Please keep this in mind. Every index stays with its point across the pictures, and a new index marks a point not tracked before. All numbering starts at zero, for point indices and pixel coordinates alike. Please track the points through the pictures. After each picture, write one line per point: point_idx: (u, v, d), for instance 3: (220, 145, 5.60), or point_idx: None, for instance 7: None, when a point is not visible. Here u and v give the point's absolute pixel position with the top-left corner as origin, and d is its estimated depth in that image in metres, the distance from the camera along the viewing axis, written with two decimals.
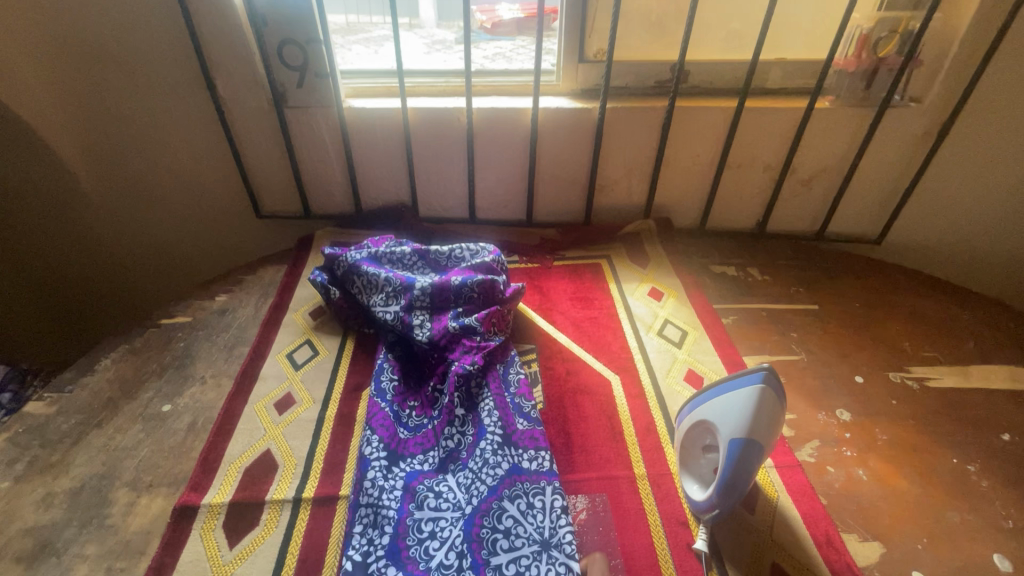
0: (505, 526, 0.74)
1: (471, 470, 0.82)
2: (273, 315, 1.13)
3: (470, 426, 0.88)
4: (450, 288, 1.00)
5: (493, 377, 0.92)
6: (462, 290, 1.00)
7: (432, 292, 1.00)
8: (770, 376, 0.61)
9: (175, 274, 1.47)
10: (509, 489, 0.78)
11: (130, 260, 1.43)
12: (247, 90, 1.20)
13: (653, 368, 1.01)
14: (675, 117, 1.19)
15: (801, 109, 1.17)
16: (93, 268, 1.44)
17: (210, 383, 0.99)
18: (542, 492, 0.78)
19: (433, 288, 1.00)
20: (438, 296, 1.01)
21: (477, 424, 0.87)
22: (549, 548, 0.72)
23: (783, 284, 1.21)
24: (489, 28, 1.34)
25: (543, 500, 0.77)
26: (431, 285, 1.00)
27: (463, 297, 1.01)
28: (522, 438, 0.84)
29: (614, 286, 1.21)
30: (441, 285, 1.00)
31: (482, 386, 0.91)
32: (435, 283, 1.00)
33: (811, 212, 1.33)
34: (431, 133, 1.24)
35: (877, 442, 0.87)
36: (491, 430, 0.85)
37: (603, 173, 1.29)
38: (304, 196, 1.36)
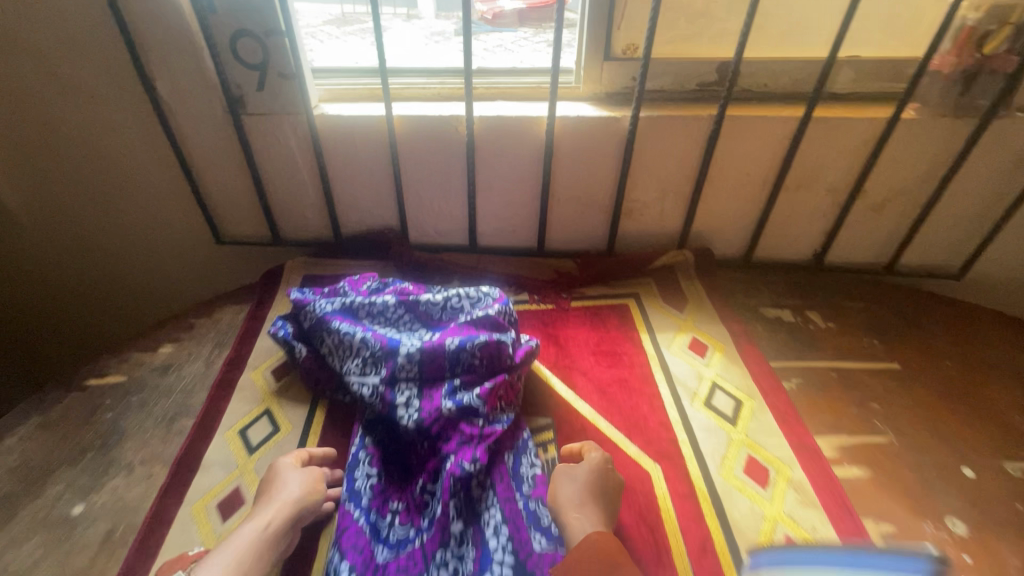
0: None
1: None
2: (227, 375, 0.92)
3: (470, 547, 0.66)
4: (444, 354, 0.79)
5: (499, 475, 0.71)
6: (460, 358, 0.79)
7: (421, 360, 0.78)
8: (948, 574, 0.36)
9: (134, 304, 1.26)
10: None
11: (82, 290, 1.22)
12: (196, 93, 0.97)
13: (703, 454, 0.79)
14: (724, 128, 0.97)
15: (881, 120, 0.94)
16: (28, 302, 1.22)
17: (139, 473, 0.78)
18: None
19: (422, 355, 0.79)
20: (428, 365, 0.79)
21: (480, 544, 0.66)
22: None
23: (852, 334, 0.99)
24: (489, 20, 1.14)
25: None
26: (419, 351, 0.79)
27: (461, 366, 0.79)
28: (537, 567, 0.63)
29: (646, 336, 0.99)
30: (432, 351, 0.79)
31: (485, 488, 0.70)
32: (425, 348, 0.79)
33: (879, 242, 1.10)
34: (423, 146, 1.02)
35: (1009, 570, 0.66)
36: (498, 558, 0.63)
37: (632, 195, 1.07)
38: (273, 219, 1.14)
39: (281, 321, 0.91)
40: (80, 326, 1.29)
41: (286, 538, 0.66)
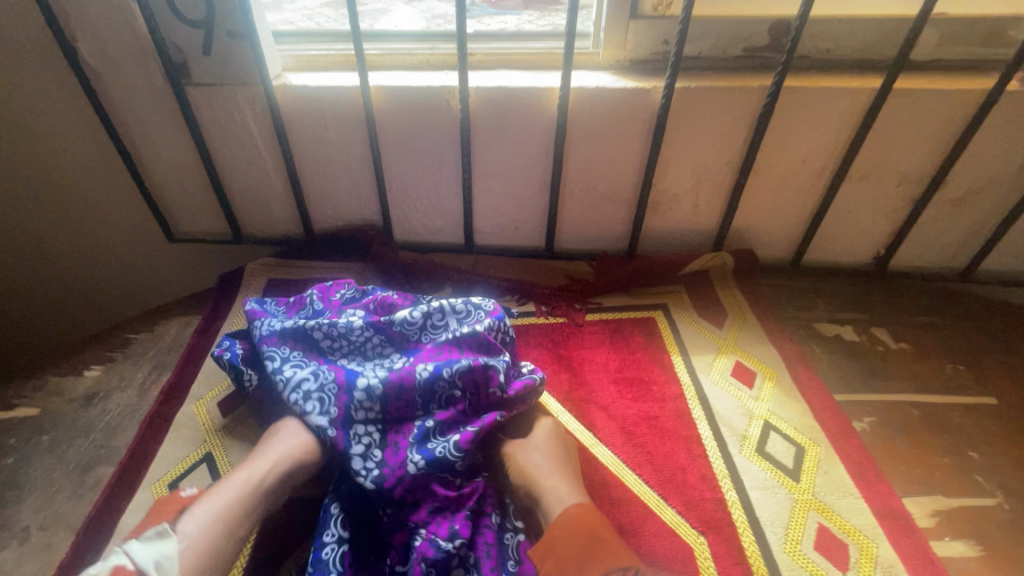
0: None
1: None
2: (162, 408, 0.74)
3: None
4: (414, 388, 0.62)
5: (485, 549, 0.56)
6: (434, 392, 0.62)
7: (383, 397, 0.62)
8: None
9: (73, 313, 1.08)
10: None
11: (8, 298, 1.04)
12: (126, 58, 0.79)
13: (760, 523, 0.61)
14: (779, 103, 0.78)
15: (979, 93, 0.75)
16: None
17: (36, 543, 0.61)
18: None
19: (386, 390, 0.62)
20: (394, 402, 0.62)
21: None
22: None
23: (930, 358, 0.81)
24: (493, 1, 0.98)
25: None
26: (382, 386, 0.61)
27: (437, 402, 0.63)
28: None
29: (679, 359, 0.81)
30: (399, 385, 0.62)
31: (470, 569, 0.55)
32: (389, 381, 0.62)
33: (957, 244, 0.92)
34: (407, 125, 0.84)
35: None
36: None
37: (660, 186, 0.88)
38: (230, 213, 0.96)
39: (228, 336, 0.74)
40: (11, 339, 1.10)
41: (274, 497, 0.57)
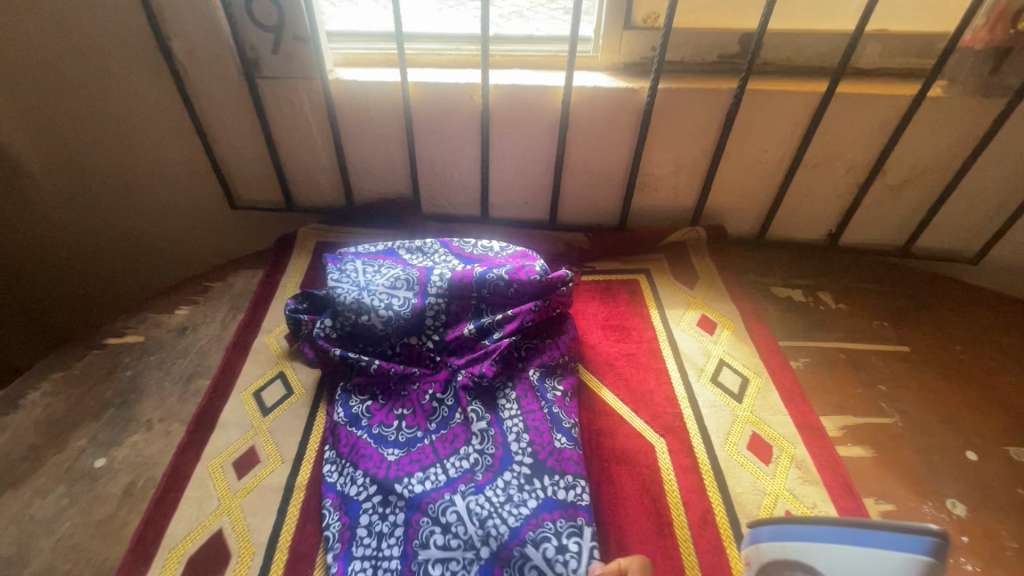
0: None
1: (488, 500, 0.69)
2: (241, 339, 0.93)
3: (490, 445, 0.75)
4: (472, 279, 0.86)
5: (524, 389, 0.81)
6: (487, 284, 0.87)
7: (451, 283, 0.86)
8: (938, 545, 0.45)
9: (152, 268, 1.29)
10: (533, 532, 0.65)
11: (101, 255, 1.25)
12: (210, 55, 0.96)
13: (708, 429, 0.80)
14: (744, 102, 0.95)
15: (907, 97, 0.92)
16: (47, 259, 1.24)
17: (158, 431, 0.80)
18: (579, 534, 0.65)
19: (453, 278, 0.87)
20: (457, 290, 0.87)
21: (501, 445, 0.75)
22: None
23: (862, 316, 0.99)
24: None
25: (579, 544, 0.64)
26: (450, 275, 0.87)
27: (488, 289, 0.87)
28: (556, 462, 0.72)
29: (657, 313, 0.99)
30: (462, 274, 0.87)
31: (510, 398, 0.80)
32: (456, 273, 0.87)
33: (897, 224, 1.09)
34: (437, 114, 1.01)
35: (1005, 552, 0.67)
36: (518, 457, 0.73)
37: (648, 168, 1.06)
38: (285, 185, 1.14)
39: (296, 297, 0.92)
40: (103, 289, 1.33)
41: None
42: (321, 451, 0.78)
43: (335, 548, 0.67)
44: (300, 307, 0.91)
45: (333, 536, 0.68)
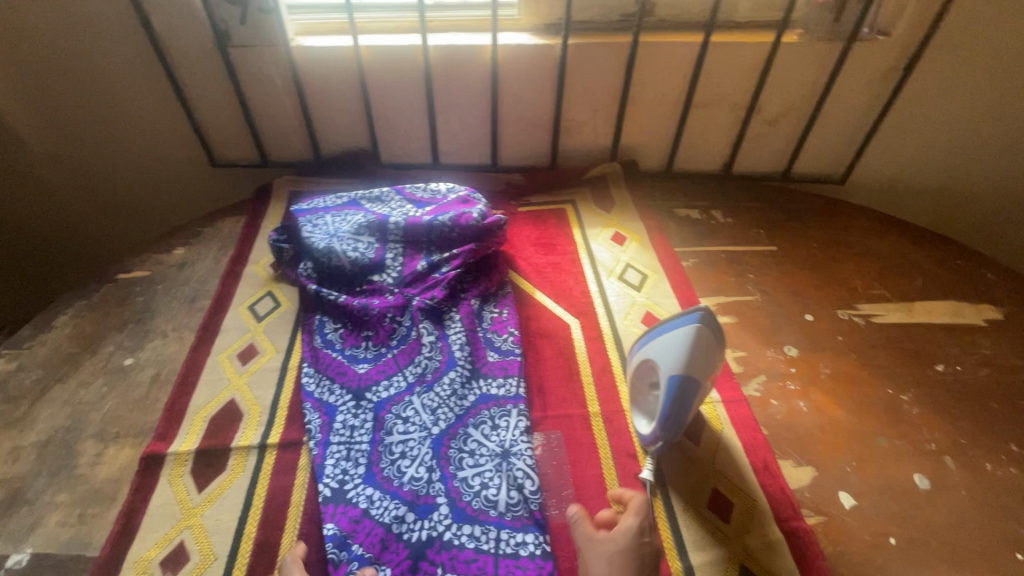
0: (470, 447, 0.81)
1: (438, 394, 0.87)
2: (233, 268, 1.12)
3: (438, 352, 0.91)
4: (422, 225, 1.02)
5: (465, 311, 0.97)
6: (435, 228, 1.02)
7: (405, 228, 1.02)
8: (706, 318, 0.66)
9: (150, 224, 1.45)
10: (474, 418, 0.85)
11: (110, 213, 1.41)
12: (187, 28, 1.12)
13: (612, 311, 1.03)
14: (640, 54, 1.16)
15: (768, 44, 1.14)
16: (60, 215, 1.40)
17: (173, 336, 0.99)
18: (508, 415, 0.85)
19: (407, 224, 1.02)
20: (410, 233, 1.03)
21: (446, 352, 0.91)
22: (509, 456, 0.80)
23: (744, 226, 1.22)
24: None
25: (509, 421, 0.84)
26: (404, 222, 1.02)
27: (436, 233, 1.02)
28: (490, 370, 0.91)
29: (578, 231, 1.21)
30: (414, 221, 1.02)
31: (454, 317, 0.97)
32: (408, 219, 1.02)
33: (777, 153, 1.32)
34: (388, 73, 1.19)
35: (819, 376, 0.92)
36: (461, 362, 0.90)
37: (569, 114, 1.26)
38: (259, 143, 1.31)
39: (276, 231, 1.08)
40: (114, 244, 1.48)
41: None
42: (300, 369, 0.93)
43: (316, 436, 0.83)
44: (281, 240, 1.08)
45: (315, 428, 0.84)
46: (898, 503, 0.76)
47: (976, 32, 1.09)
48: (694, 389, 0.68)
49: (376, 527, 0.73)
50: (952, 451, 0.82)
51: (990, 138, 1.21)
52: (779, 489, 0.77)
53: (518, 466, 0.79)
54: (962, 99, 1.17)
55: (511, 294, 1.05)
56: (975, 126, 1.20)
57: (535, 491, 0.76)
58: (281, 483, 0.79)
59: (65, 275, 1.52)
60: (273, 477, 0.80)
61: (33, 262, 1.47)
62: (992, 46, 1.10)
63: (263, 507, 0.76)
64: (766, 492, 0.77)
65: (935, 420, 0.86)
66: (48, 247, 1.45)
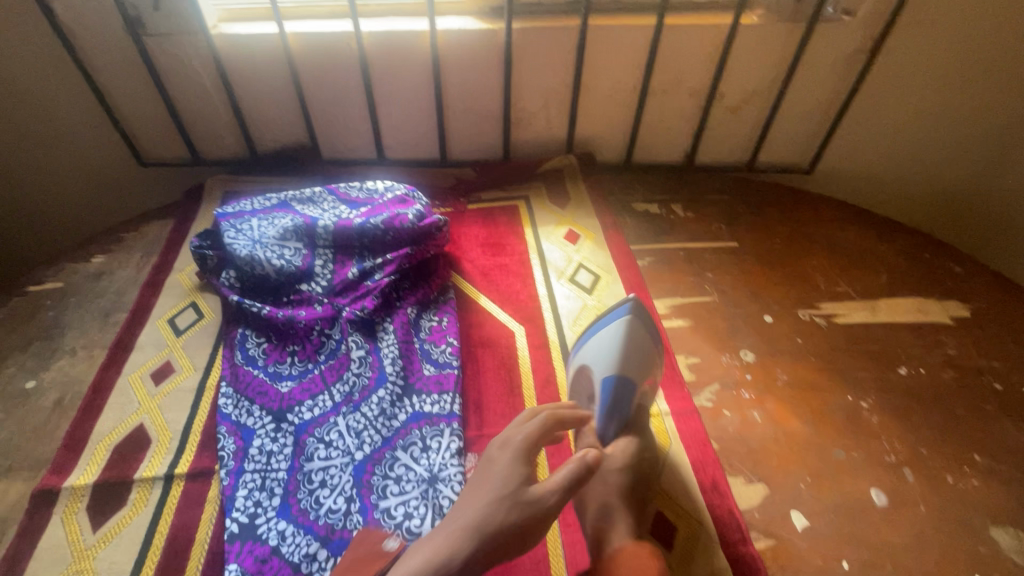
0: (396, 473, 0.75)
1: (364, 415, 0.80)
2: (156, 277, 1.04)
3: (368, 369, 0.85)
4: (352, 228, 0.94)
5: (399, 321, 0.90)
6: (367, 232, 0.94)
7: (335, 232, 0.95)
8: (635, 309, 0.75)
9: (80, 230, 1.35)
10: (402, 440, 0.78)
11: (34, 219, 1.31)
12: (95, 15, 1.02)
13: (561, 316, 0.96)
14: (591, 38, 1.08)
15: (726, 26, 1.06)
16: None
17: (82, 355, 0.91)
18: (440, 435, 0.78)
19: (337, 228, 0.94)
20: (341, 238, 0.95)
21: (376, 369, 0.85)
22: (436, 482, 0.73)
23: (705, 221, 1.16)
24: None
25: (440, 442, 0.78)
26: (333, 225, 0.94)
27: (369, 237, 0.95)
28: (423, 386, 0.84)
29: (530, 230, 1.13)
30: (344, 225, 0.94)
31: (387, 329, 0.90)
32: (338, 222, 0.94)
33: (741, 142, 1.25)
34: (321, 62, 1.10)
35: (776, 383, 0.86)
36: (391, 378, 0.83)
37: (520, 104, 1.18)
38: (189, 140, 1.21)
39: (198, 236, 1.00)
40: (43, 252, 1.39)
41: None
42: (218, 389, 0.85)
43: (227, 465, 0.76)
44: (204, 246, 1.00)
45: (227, 455, 0.77)
46: (853, 523, 0.71)
47: (943, 10, 1.02)
48: (629, 378, 0.72)
49: (285, 567, 0.67)
50: (912, 463, 0.77)
51: (959, 124, 1.15)
52: (726, 510, 0.72)
53: (446, 494, 0.73)
54: (930, 83, 1.11)
55: (453, 300, 0.98)
56: (944, 110, 1.14)
57: None
58: (186, 519, 0.72)
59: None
60: (178, 512, 0.73)
61: None
62: (959, 26, 1.04)
63: (164, 547, 0.70)
64: (712, 514, 0.72)
65: (895, 428, 0.81)
66: None
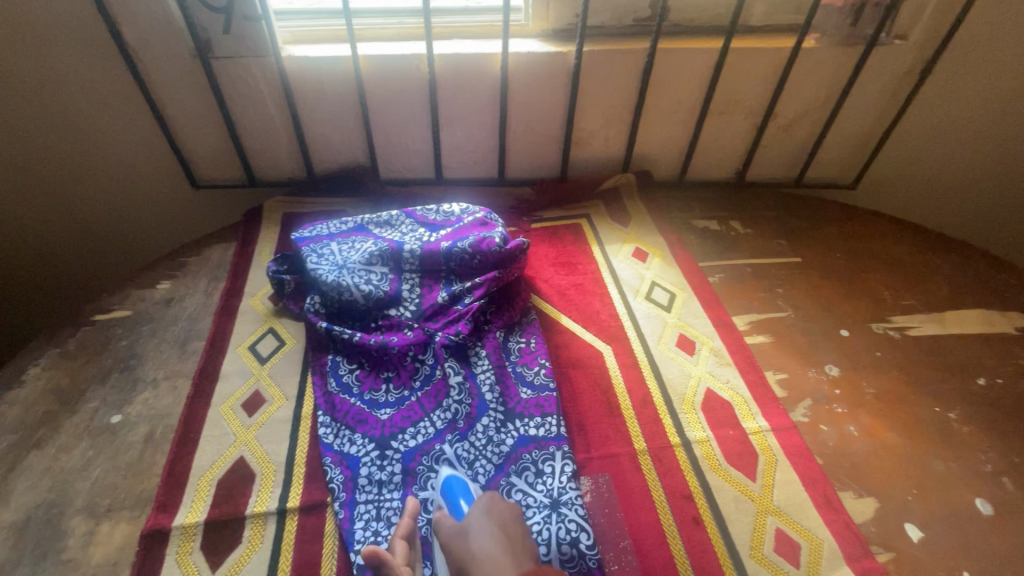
0: (515, 500, 0.75)
1: (473, 444, 0.80)
2: (227, 303, 1.02)
3: (468, 395, 0.84)
4: (440, 253, 0.95)
5: (491, 346, 0.90)
6: (454, 256, 0.95)
7: (422, 256, 0.95)
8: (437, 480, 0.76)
9: (131, 253, 1.33)
10: (515, 465, 0.78)
11: (85, 244, 1.29)
12: (163, 38, 1.01)
13: (644, 335, 0.97)
14: (656, 60, 1.10)
15: (787, 49, 1.10)
16: (32, 249, 1.27)
17: (165, 386, 0.89)
18: (552, 458, 0.78)
19: (423, 252, 0.95)
20: (427, 262, 0.95)
21: (476, 395, 0.84)
22: (559, 507, 0.73)
23: (765, 237, 1.18)
24: None
25: (553, 466, 0.78)
26: (420, 250, 0.95)
27: (455, 261, 0.95)
28: (524, 409, 0.84)
29: (597, 248, 1.15)
30: (431, 249, 0.95)
31: (480, 354, 0.89)
32: (425, 247, 0.95)
33: (791, 158, 1.29)
34: (388, 83, 1.10)
35: (866, 397, 0.88)
36: (492, 405, 0.84)
37: (581, 123, 1.20)
38: (246, 162, 1.20)
39: (276, 261, 0.99)
40: (93, 277, 1.36)
41: None
42: (316, 418, 0.84)
43: (341, 496, 0.75)
44: (281, 270, 0.99)
45: (338, 486, 0.76)
46: (965, 534, 0.73)
47: (992, 35, 1.07)
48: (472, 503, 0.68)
49: None
50: (1009, 471, 0.79)
51: (998, 137, 1.20)
52: (844, 525, 0.73)
53: (570, 517, 0.72)
54: (975, 102, 1.16)
55: (536, 321, 0.98)
56: (987, 126, 1.19)
57: (592, 546, 0.69)
58: (306, 554, 0.70)
59: (43, 310, 1.40)
60: (296, 549, 0.71)
61: (7, 298, 1.35)
62: (1004, 50, 1.09)
63: None
64: (832, 530, 0.73)
65: (986, 437, 0.83)
66: (21, 282, 1.33)
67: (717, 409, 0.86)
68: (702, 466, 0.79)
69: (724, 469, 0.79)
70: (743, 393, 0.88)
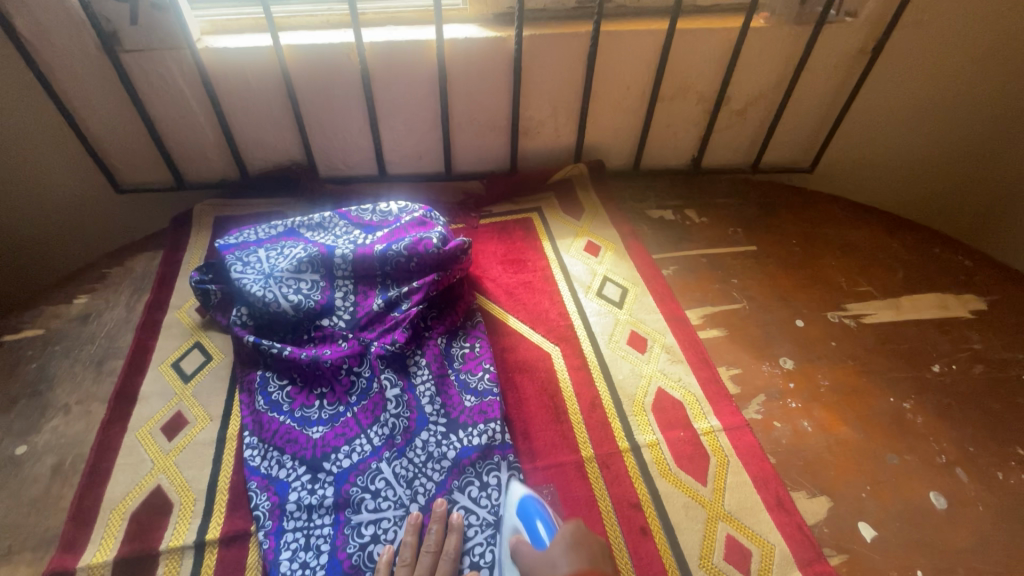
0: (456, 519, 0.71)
1: (412, 461, 0.75)
2: (150, 318, 0.94)
3: (406, 408, 0.79)
4: (374, 256, 0.90)
5: (432, 354, 0.85)
6: (389, 260, 0.90)
7: (355, 261, 0.89)
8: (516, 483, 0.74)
9: (55, 265, 1.24)
10: (457, 480, 0.74)
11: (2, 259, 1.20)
12: (62, 31, 0.92)
13: (595, 334, 0.93)
14: (601, 45, 1.05)
15: (735, 30, 1.05)
16: None
17: (77, 412, 0.82)
18: (496, 470, 0.75)
19: (356, 257, 0.89)
20: (361, 267, 0.90)
21: (416, 407, 0.79)
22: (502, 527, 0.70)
23: (720, 225, 1.15)
24: None
25: (498, 478, 0.74)
26: (352, 254, 0.89)
27: (390, 265, 0.90)
28: (466, 419, 0.79)
29: (548, 243, 1.10)
30: (365, 254, 0.89)
31: (420, 364, 0.84)
32: (358, 251, 0.90)
33: (747, 143, 1.25)
34: (317, 76, 1.03)
35: (820, 390, 0.85)
36: (432, 417, 0.79)
37: (527, 112, 1.14)
38: (171, 163, 1.12)
39: (199, 270, 0.92)
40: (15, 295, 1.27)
41: None
42: (242, 439, 0.78)
43: (266, 525, 0.70)
44: (205, 279, 0.92)
45: (264, 514, 0.71)
46: (918, 530, 0.71)
47: (943, 11, 1.04)
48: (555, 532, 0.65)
49: None
50: (963, 462, 0.78)
51: (948, 115, 1.19)
52: (796, 527, 0.70)
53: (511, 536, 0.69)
54: (926, 80, 1.13)
55: (482, 324, 0.93)
56: (938, 103, 1.17)
57: None
58: None
59: None
60: None
61: None
62: (954, 26, 1.06)
63: None
64: (783, 533, 0.70)
65: (941, 427, 0.81)
66: None
67: (668, 409, 0.83)
68: (652, 472, 0.76)
69: (674, 473, 0.76)
70: (695, 392, 0.85)
